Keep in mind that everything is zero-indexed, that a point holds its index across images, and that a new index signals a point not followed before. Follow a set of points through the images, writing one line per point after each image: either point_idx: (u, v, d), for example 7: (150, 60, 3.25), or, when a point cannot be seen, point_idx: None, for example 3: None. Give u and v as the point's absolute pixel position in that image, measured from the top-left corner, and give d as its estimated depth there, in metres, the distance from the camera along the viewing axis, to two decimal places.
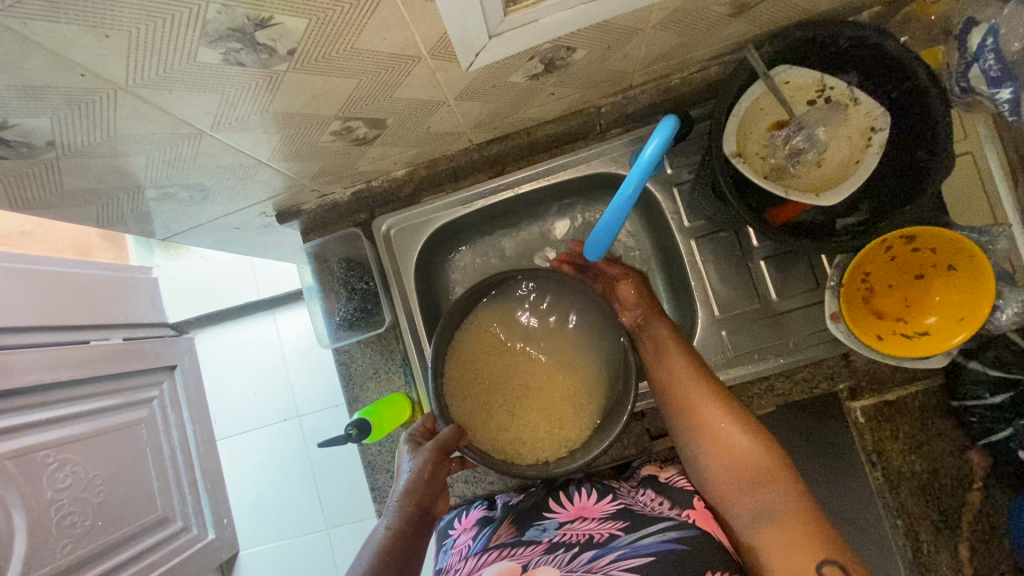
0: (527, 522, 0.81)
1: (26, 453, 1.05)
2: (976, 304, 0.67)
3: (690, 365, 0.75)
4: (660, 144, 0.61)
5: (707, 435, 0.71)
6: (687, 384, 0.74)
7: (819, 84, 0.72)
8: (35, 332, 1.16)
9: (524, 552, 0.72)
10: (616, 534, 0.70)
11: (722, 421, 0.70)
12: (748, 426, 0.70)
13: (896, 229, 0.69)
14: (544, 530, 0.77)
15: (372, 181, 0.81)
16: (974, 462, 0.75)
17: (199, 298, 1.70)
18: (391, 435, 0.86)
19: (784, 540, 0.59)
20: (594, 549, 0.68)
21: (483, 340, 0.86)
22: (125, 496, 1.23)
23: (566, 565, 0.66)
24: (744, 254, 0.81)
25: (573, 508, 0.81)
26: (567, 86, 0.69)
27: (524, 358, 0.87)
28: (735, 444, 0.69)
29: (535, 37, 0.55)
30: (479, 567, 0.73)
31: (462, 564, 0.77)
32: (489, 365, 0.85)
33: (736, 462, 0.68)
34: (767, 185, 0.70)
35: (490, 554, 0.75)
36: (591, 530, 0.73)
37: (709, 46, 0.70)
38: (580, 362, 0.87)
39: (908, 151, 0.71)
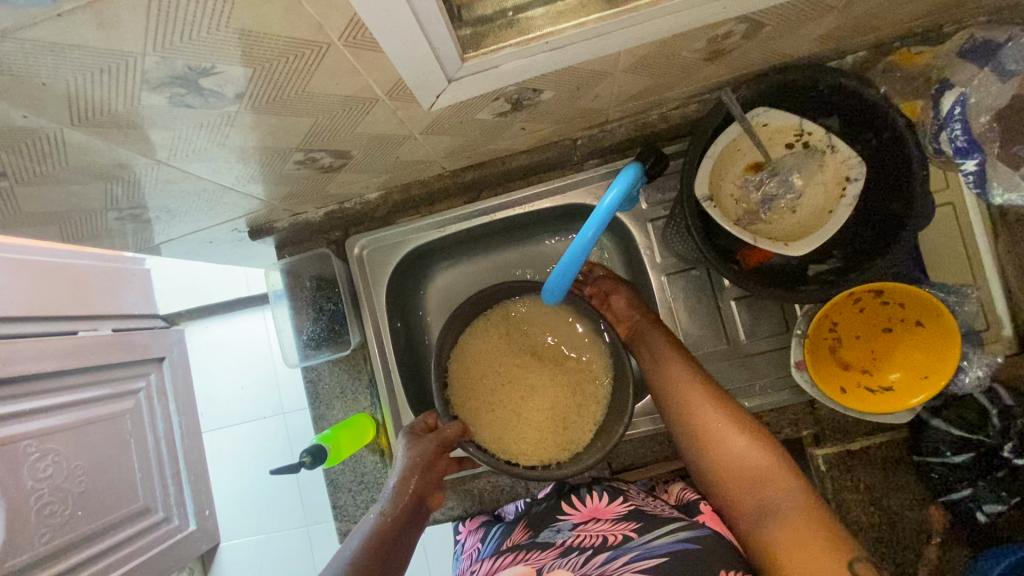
0: (542, 524, 0.78)
1: (9, 443, 1.06)
2: (939, 368, 0.66)
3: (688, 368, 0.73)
4: (620, 193, 0.63)
5: (705, 437, 0.68)
6: (685, 385, 0.71)
7: (797, 128, 0.70)
8: (25, 322, 1.17)
9: (538, 556, 0.69)
10: (630, 535, 0.67)
11: (724, 426, 0.67)
12: (751, 429, 0.67)
13: (862, 283, 0.67)
14: (558, 532, 0.74)
15: (345, 202, 0.80)
16: (933, 517, 0.74)
17: (188, 294, 1.71)
18: (355, 455, 0.86)
19: (786, 539, 0.56)
20: (608, 552, 0.65)
21: (487, 342, 0.86)
22: (107, 487, 1.24)
23: (580, 568, 0.63)
24: (715, 292, 0.81)
25: (586, 510, 0.77)
26: (539, 121, 0.68)
27: (527, 359, 0.86)
28: (737, 448, 0.66)
29: (497, 81, 0.55)
30: (495, 570, 0.70)
31: (478, 567, 0.75)
32: (495, 364, 0.86)
33: (739, 466, 0.65)
34: (738, 232, 0.70)
35: (506, 557, 0.72)
36: (604, 531, 0.70)
37: (684, 87, 0.69)
38: (575, 357, 0.86)
39: (885, 203, 0.70)
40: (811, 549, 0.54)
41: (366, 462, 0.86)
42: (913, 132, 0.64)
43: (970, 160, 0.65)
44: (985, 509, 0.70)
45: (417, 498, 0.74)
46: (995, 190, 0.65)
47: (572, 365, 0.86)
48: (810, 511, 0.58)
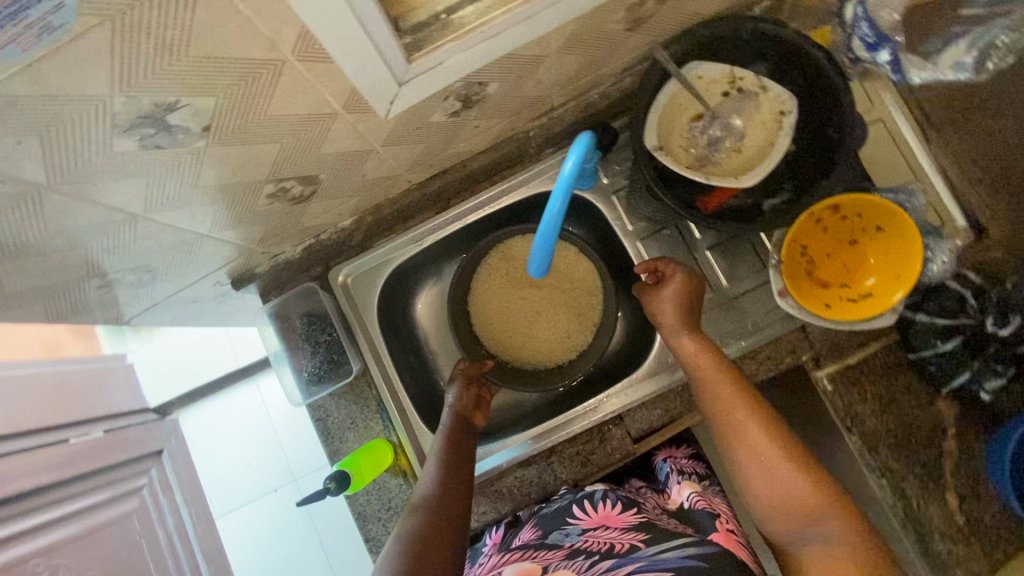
0: (550, 524, 0.75)
1: (15, 565, 0.97)
2: (908, 263, 0.70)
3: (729, 395, 0.66)
4: (577, 160, 0.60)
5: (736, 466, 0.63)
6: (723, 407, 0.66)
7: (729, 75, 0.76)
8: (16, 438, 1.12)
9: (545, 554, 0.68)
10: (637, 545, 0.65)
11: (761, 453, 0.61)
12: (793, 452, 0.60)
13: (819, 202, 0.72)
14: (567, 535, 0.72)
15: (320, 235, 0.82)
16: (943, 410, 0.76)
17: (178, 378, 1.70)
18: (377, 482, 0.85)
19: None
20: (614, 558, 0.63)
21: (488, 285, 0.90)
22: None
23: (585, 571, 0.62)
24: (689, 246, 0.84)
25: (596, 516, 0.75)
26: (491, 117, 0.72)
27: (522, 290, 0.90)
28: (778, 480, 0.59)
29: (444, 79, 0.58)
30: (498, 566, 0.71)
31: (486, 561, 0.75)
32: (501, 305, 0.90)
33: (779, 500, 0.59)
34: (689, 174, 0.74)
35: (512, 553, 0.72)
36: (612, 539, 0.68)
37: (616, 61, 0.74)
38: (564, 275, 0.89)
39: (819, 131, 0.76)
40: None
41: (390, 487, 0.85)
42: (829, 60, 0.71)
43: (884, 49, 0.73)
44: (987, 387, 0.73)
45: (457, 460, 0.71)
46: (908, 71, 0.74)
47: (562, 284, 0.89)
48: (861, 557, 0.52)
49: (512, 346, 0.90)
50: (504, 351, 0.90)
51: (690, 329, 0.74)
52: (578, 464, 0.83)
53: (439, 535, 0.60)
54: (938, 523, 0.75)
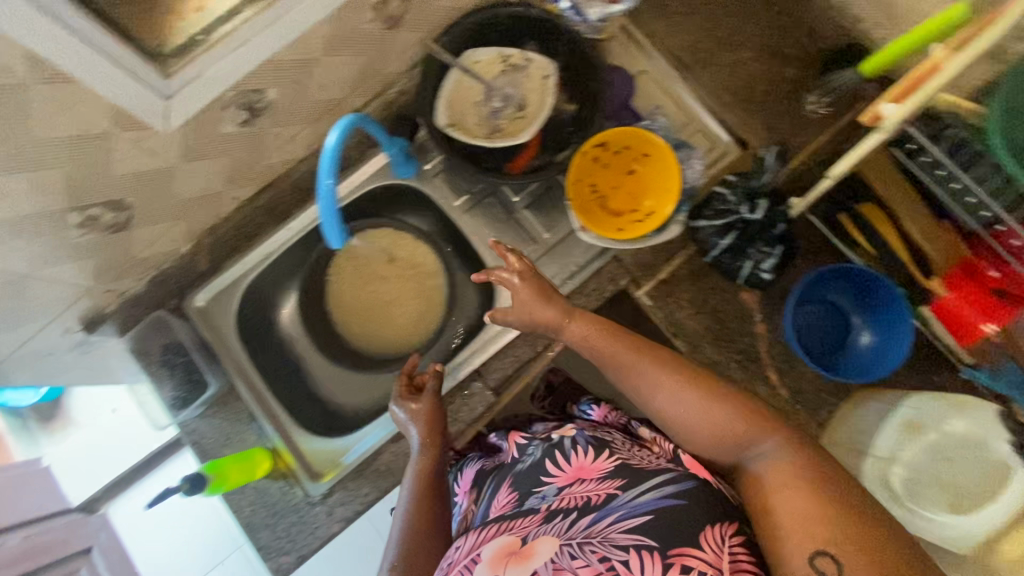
0: (524, 490, 0.65)
1: None
2: (670, 177, 0.82)
3: (641, 358, 0.65)
4: (339, 134, 0.65)
5: (665, 415, 0.63)
6: (633, 365, 0.65)
7: (500, 55, 0.88)
8: None
9: (523, 523, 0.58)
10: (615, 492, 0.57)
11: (685, 402, 0.61)
12: (711, 395, 0.60)
13: (588, 141, 0.83)
14: (544, 498, 0.61)
15: (162, 264, 0.87)
16: (746, 299, 0.86)
17: (93, 476, 1.56)
18: (259, 491, 0.87)
19: (790, 507, 0.50)
20: (593, 513, 0.55)
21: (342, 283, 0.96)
22: None
23: (564, 532, 0.54)
24: (509, 210, 0.94)
25: (572, 469, 0.65)
26: (289, 123, 0.81)
27: (373, 282, 0.96)
28: (708, 423, 0.59)
29: (211, 89, 0.66)
30: (477, 544, 0.59)
31: (460, 542, 0.62)
32: (356, 296, 0.96)
33: (715, 438, 0.59)
34: (477, 141, 0.85)
35: (490, 528, 0.61)
36: (589, 491, 0.59)
37: (395, 59, 0.85)
38: (409, 260, 0.96)
39: (584, 88, 0.90)
40: (807, 525, 0.48)
41: (272, 492, 0.86)
42: (574, 34, 0.87)
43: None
44: (765, 267, 0.82)
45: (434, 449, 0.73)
46: None
47: (408, 269, 0.96)
48: (798, 464, 0.53)
49: (370, 335, 0.95)
50: (364, 342, 0.96)
51: (578, 314, 0.70)
52: (447, 426, 0.87)
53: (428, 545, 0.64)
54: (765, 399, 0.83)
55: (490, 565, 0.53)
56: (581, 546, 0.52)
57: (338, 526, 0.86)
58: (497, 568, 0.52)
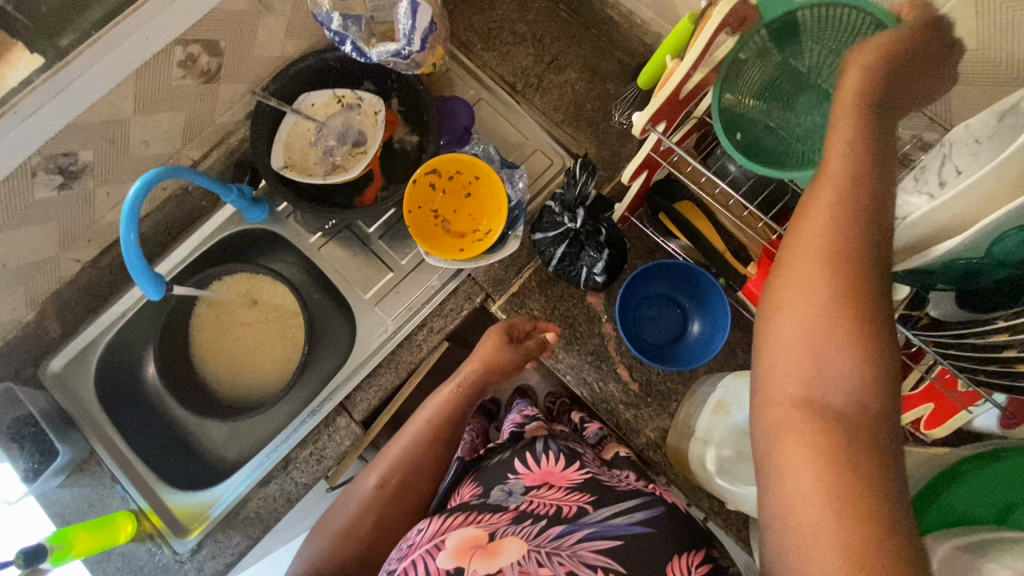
0: (490, 482, 0.69)
1: None
2: (501, 196, 0.87)
3: (830, 225, 0.38)
4: (139, 188, 0.67)
5: (801, 305, 0.38)
6: (831, 235, 0.37)
7: (334, 98, 0.91)
8: None
9: (490, 518, 0.62)
10: (586, 507, 0.62)
11: (829, 319, 0.37)
12: (869, 317, 0.37)
13: (420, 167, 0.85)
14: (510, 494, 0.65)
15: (6, 334, 0.86)
16: (594, 302, 0.90)
17: None
18: (125, 556, 0.84)
19: (818, 482, 0.35)
20: (562, 525, 0.59)
21: (207, 332, 0.96)
22: None
23: (534, 538, 0.58)
24: (364, 241, 0.96)
25: (538, 471, 0.70)
26: (118, 181, 0.82)
27: (238, 328, 0.97)
28: (842, 364, 0.36)
29: (10, 158, 0.67)
30: (442, 533, 0.62)
31: (423, 528, 0.64)
32: (221, 344, 0.96)
33: (830, 389, 0.37)
34: (311, 180, 0.88)
35: (453, 517, 0.64)
36: (557, 500, 0.63)
37: (226, 110, 0.88)
38: (269, 300, 0.96)
39: (418, 120, 0.95)
40: (812, 501, 0.35)
41: (139, 555, 0.84)
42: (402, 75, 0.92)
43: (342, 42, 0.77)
44: (597, 269, 0.85)
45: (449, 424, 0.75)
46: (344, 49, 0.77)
47: (269, 311, 0.96)
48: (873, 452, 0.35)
49: (235, 380, 0.95)
50: (232, 388, 0.95)
51: (855, 100, 0.41)
52: (314, 462, 0.87)
53: (400, 500, 0.71)
54: (620, 396, 0.86)
55: (454, 553, 0.57)
56: (549, 556, 0.55)
57: None
58: (463, 560, 0.56)
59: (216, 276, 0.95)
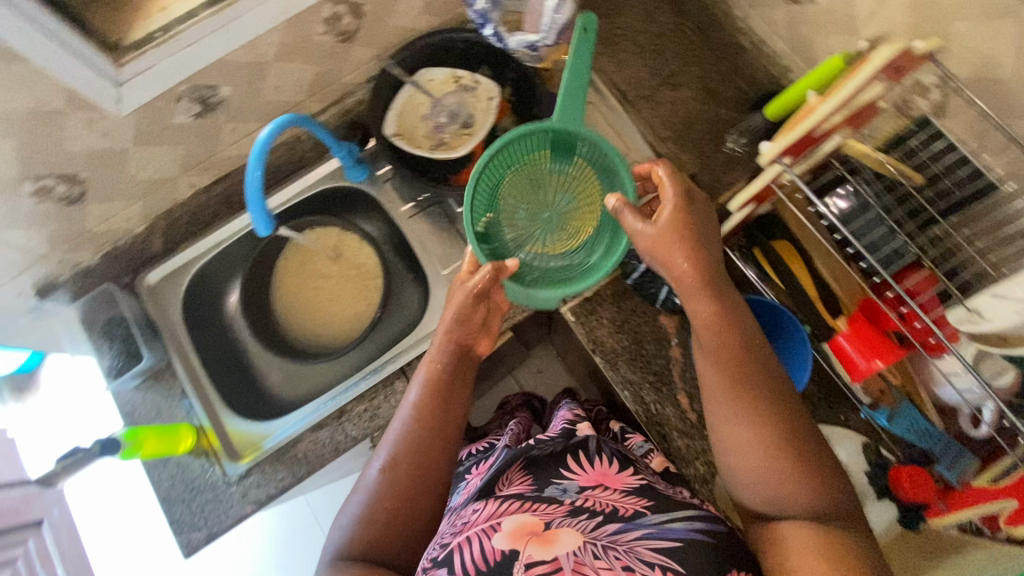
0: (545, 477, 0.75)
1: None
2: None
3: (724, 407, 0.60)
4: (274, 129, 0.71)
5: (733, 453, 0.59)
6: (722, 403, 0.60)
7: (452, 76, 0.94)
8: None
9: (546, 509, 0.67)
10: (643, 510, 0.66)
11: (762, 464, 0.57)
12: (793, 456, 0.57)
13: (520, 159, 0.88)
14: (565, 491, 0.71)
15: (119, 240, 0.93)
16: (666, 324, 0.89)
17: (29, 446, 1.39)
18: (180, 466, 0.90)
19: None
20: (620, 523, 0.64)
21: (291, 276, 1.02)
22: None
23: (589, 531, 0.62)
24: (451, 219, 0.99)
25: (593, 472, 0.76)
26: (245, 120, 0.87)
27: (319, 279, 1.01)
28: (781, 487, 0.57)
29: (164, 81, 0.72)
30: (497, 514, 0.68)
31: (480, 508, 0.71)
32: (300, 290, 1.01)
33: (784, 501, 0.57)
34: (417, 151, 0.92)
35: (506, 503, 0.70)
36: (614, 500, 0.69)
37: (352, 70, 0.92)
38: (353, 258, 1.00)
39: (528, 113, 0.96)
40: None
41: (192, 467, 0.89)
42: (523, 66, 0.94)
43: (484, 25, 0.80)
44: None
45: (427, 436, 0.64)
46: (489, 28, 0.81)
47: (350, 267, 1.00)
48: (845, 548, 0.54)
49: (307, 325, 1.00)
50: (303, 333, 1.00)
51: (718, 292, 0.62)
52: (366, 419, 0.91)
53: (417, 500, 0.63)
54: (675, 422, 0.85)
55: (510, 536, 0.62)
56: (606, 549, 0.60)
57: (250, 508, 0.88)
58: (519, 542, 0.61)
59: (309, 224, 0.99)
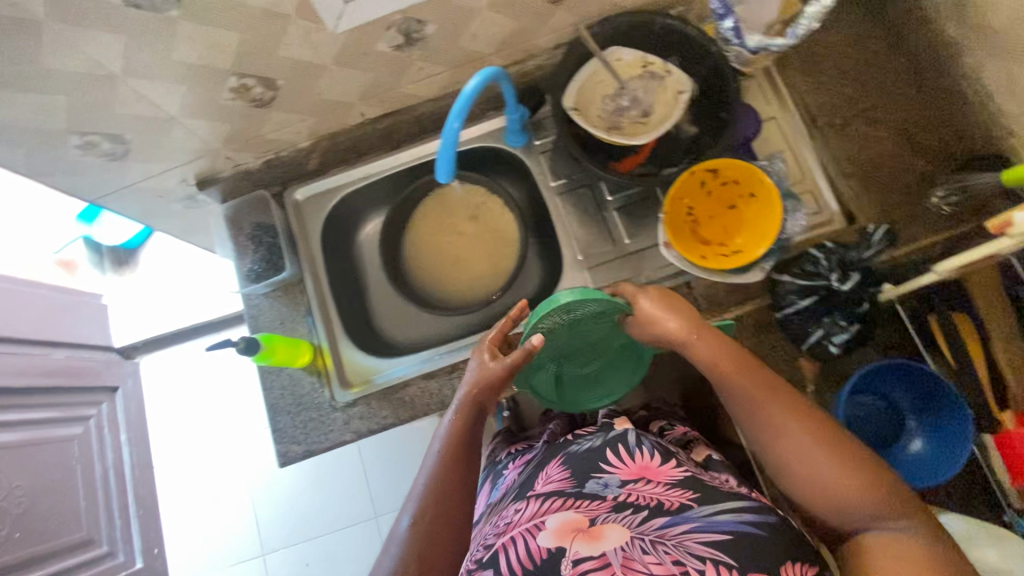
0: (583, 472, 0.75)
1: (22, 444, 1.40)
2: (770, 223, 0.81)
3: (760, 417, 0.66)
4: (480, 81, 0.69)
5: (787, 468, 0.64)
6: (761, 425, 0.66)
7: (642, 60, 0.89)
8: None
9: (589, 505, 0.68)
10: (689, 504, 0.66)
11: (814, 463, 0.62)
12: (837, 451, 0.62)
13: (700, 162, 0.83)
14: (606, 486, 0.72)
15: (281, 151, 0.94)
16: (805, 368, 0.85)
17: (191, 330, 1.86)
18: (293, 380, 0.92)
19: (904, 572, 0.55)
20: (665, 516, 0.64)
21: (428, 225, 1.03)
22: (47, 510, 1.43)
23: (636, 526, 0.64)
24: (599, 206, 0.95)
25: (634, 465, 0.74)
26: (433, 61, 0.86)
27: (454, 235, 1.02)
28: (837, 482, 0.60)
29: (385, 5, 0.71)
30: (540, 513, 0.70)
31: (522, 506, 0.73)
32: (433, 241, 1.02)
33: (847, 497, 0.60)
34: (592, 130, 0.87)
35: (550, 501, 0.71)
36: (658, 495, 0.68)
37: (546, 32, 0.89)
38: (494, 222, 1.01)
39: (713, 115, 0.91)
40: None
41: (303, 384, 0.92)
42: (721, 60, 0.87)
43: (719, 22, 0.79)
44: (835, 340, 0.80)
45: (453, 460, 0.72)
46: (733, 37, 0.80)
47: (488, 231, 1.01)
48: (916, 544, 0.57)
49: (435, 274, 1.02)
50: (429, 283, 1.02)
51: (701, 328, 0.73)
52: None
53: (439, 538, 0.66)
54: None
55: (556, 533, 0.64)
56: (654, 544, 0.61)
57: (349, 436, 0.90)
58: (565, 539, 0.63)
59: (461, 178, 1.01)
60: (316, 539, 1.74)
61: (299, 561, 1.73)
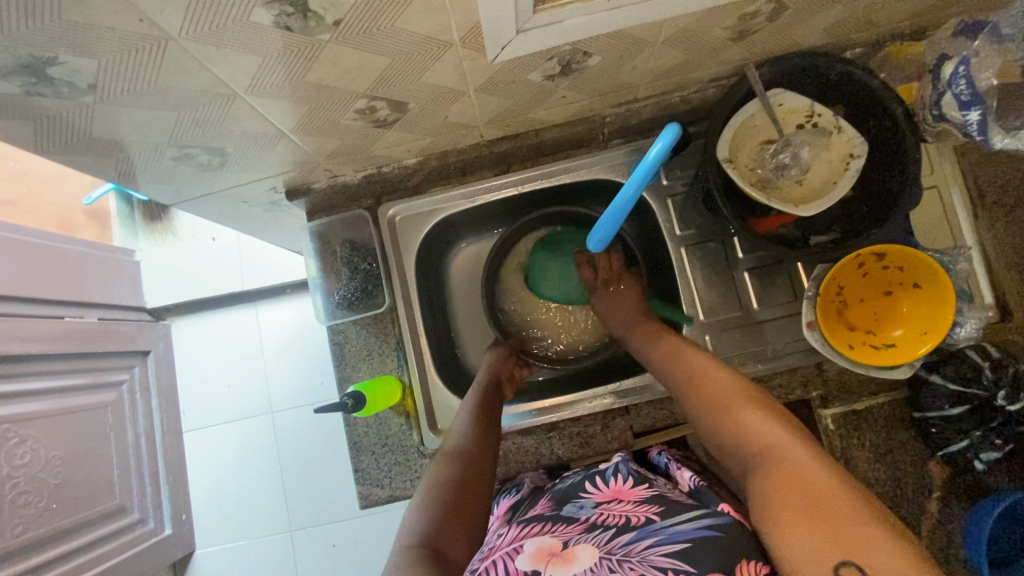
0: (563, 498, 0.73)
1: (30, 419, 1.05)
2: (937, 320, 0.73)
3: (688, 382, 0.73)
4: (663, 149, 0.63)
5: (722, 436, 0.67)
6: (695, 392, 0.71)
7: (808, 109, 0.78)
8: (9, 303, 1.08)
9: (563, 529, 0.65)
10: (653, 519, 0.62)
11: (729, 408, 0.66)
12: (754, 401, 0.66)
13: (867, 245, 0.74)
14: (582, 508, 0.69)
15: (383, 167, 0.83)
16: (934, 472, 0.80)
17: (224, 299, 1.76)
18: (380, 418, 0.87)
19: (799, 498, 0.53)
20: (632, 533, 0.60)
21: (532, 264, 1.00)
22: (85, 479, 1.14)
23: (604, 547, 0.59)
24: (729, 263, 0.87)
25: (608, 490, 0.73)
26: (579, 91, 0.74)
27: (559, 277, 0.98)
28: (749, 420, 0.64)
29: (557, 37, 0.58)
30: (519, 539, 0.67)
31: (504, 533, 0.71)
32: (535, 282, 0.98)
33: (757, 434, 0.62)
34: (752, 191, 0.74)
35: (530, 528, 0.68)
36: (626, 512, 0.65)
37: (707, 68, 0.76)
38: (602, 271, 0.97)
39: (882, 181, 0.78)
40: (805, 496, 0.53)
41: (391, 425, 0.86)
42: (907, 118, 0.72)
43: (974, 113, 0.70)
44: (981, 457, 0.76)
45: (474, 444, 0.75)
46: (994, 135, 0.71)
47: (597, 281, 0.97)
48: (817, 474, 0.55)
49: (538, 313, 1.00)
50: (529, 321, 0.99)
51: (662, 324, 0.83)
52: (576, 444, 0.86)
53: (452, 530, 0.64)
54: None
55: (532, 557, 0.61)
56: (621, 562, 0.56)
57: None
58: (540, 564, 0.59)
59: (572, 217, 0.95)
60: (344, 522, 1.67)
61: (328, 541, 1.67)
